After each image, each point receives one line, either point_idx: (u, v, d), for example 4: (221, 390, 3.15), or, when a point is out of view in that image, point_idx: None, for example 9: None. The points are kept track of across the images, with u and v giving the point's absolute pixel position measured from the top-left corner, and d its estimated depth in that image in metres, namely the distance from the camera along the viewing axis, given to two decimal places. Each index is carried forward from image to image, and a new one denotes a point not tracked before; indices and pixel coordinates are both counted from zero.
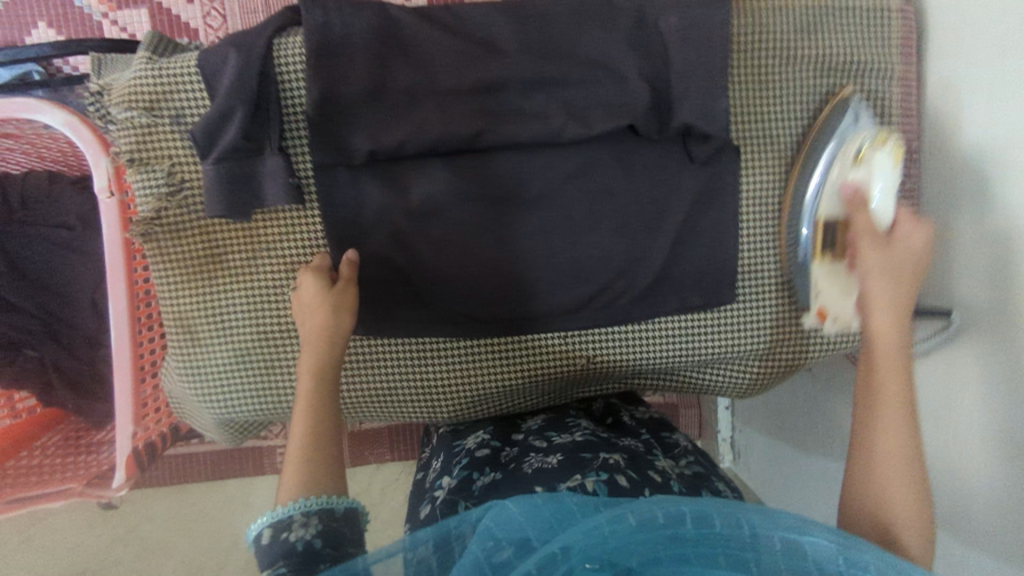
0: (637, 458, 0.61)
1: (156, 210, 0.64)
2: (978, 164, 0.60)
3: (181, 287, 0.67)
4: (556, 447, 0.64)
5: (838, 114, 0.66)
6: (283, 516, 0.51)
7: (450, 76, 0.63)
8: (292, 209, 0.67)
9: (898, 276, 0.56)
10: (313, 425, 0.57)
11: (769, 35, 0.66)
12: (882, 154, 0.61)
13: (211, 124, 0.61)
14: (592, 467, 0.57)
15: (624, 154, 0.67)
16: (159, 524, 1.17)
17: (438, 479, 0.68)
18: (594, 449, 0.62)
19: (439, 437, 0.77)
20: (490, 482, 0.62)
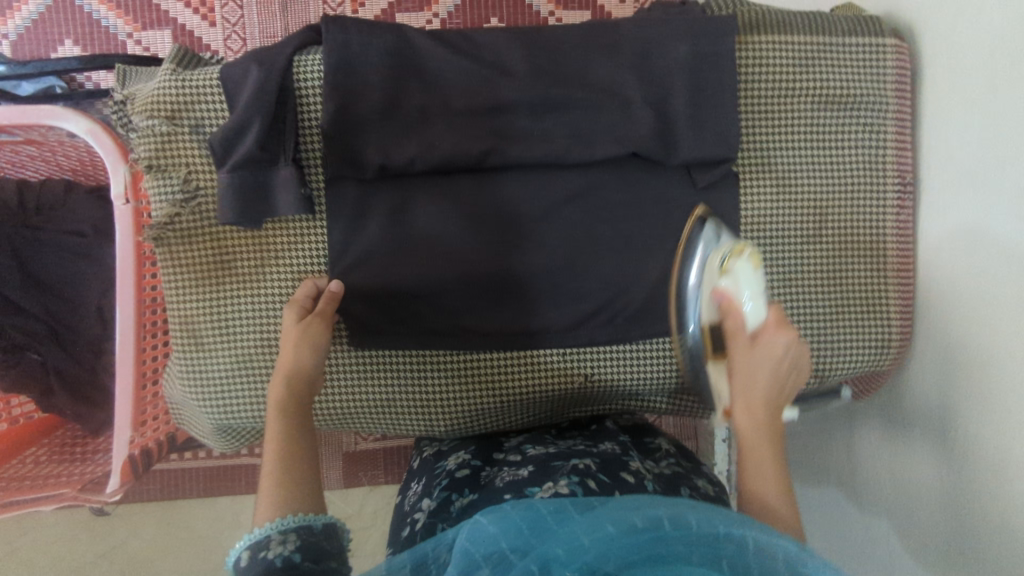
0: (610, 460, 0.63)
1: (170, 215, 0.66)
2: (972, 192, 0.60)
3: (189, 292, 0.68)
4: (529, 459, 0.66)
5: (697, 229, 0.67)
6: (261, 535, 0.50)
7: (462, 97, 0.65)
8: (302, 218, 0.68)
9: (756, 377, 0.55)
10: (286, 443, 0.58)
11: (768, 66, 0.67)
12: (746, 263, 0.61)
13: (229, 134, 0.63)
14: (562, 473, 0.60)
15: (627, 177, 0.69)
16: (148, 539, 1.16)
17: (419, 501, 0.67)
18: (563, 457, 0.64)
19: (420, 461, 0.76)
20: (468, 500, 0.62)
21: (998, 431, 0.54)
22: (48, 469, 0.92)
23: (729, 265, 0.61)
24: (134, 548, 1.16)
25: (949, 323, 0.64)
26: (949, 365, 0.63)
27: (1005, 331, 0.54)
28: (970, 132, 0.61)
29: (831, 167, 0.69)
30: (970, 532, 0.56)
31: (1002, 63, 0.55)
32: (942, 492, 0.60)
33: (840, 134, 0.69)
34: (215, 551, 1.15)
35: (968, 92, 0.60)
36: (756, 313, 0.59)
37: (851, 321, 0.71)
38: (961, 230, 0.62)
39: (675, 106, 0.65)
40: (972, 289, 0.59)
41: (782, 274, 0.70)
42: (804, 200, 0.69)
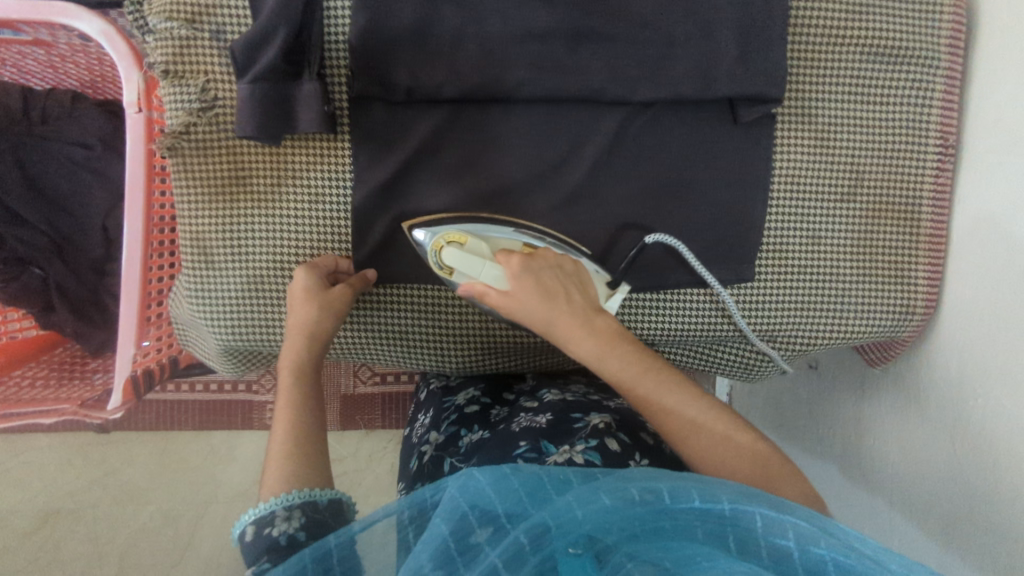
0: (627, 419, 0.63)
1: (186, 123, 0.63)
2: (1014, 158, 0.58)
3: (203, 206, 0.65)
4: (547, 406, 0.65)
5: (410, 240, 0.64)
6: (266, 511, 0.50)
7: (498, 21, 0.62)
8: (322, 137, 0.65)
9: (542, 301, 0.57)
10: (296, 407, 0.59)
11: (822, 12, 0.64)
12: (450, 251, 0.59)
13: (252, 42, 0.60)
14: (582, 433, 0.58)
15: (662, 120, 0.66)
16: (142, 468, 1.16)
17: (426, 433, 0.69)
18: (583, 410, 0.63)
19: (427, 393, 0.77)
20: (477, 440, 0.63)
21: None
22: (46, 387, 0.91)
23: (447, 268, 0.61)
24: (128, 476, 1.15)
25: (979, 295, 0.62)
26: (977, 339, 0.61)
27: None
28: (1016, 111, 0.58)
29: (873, 123, 0.67)
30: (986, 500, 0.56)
31: None
32: (957, 464, 0.60)
33: (886, 88, 0.66)
34: (207, 486, 1.15)
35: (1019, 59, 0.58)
36: (494, 277, 0.58)
37: (877, 285, 0.69)
38: (1001, 194, 0.60)
39: (720, 46, 0.63)
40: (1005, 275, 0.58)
41: (811, 232, 0.68)
42: (841, 156, 0.67)
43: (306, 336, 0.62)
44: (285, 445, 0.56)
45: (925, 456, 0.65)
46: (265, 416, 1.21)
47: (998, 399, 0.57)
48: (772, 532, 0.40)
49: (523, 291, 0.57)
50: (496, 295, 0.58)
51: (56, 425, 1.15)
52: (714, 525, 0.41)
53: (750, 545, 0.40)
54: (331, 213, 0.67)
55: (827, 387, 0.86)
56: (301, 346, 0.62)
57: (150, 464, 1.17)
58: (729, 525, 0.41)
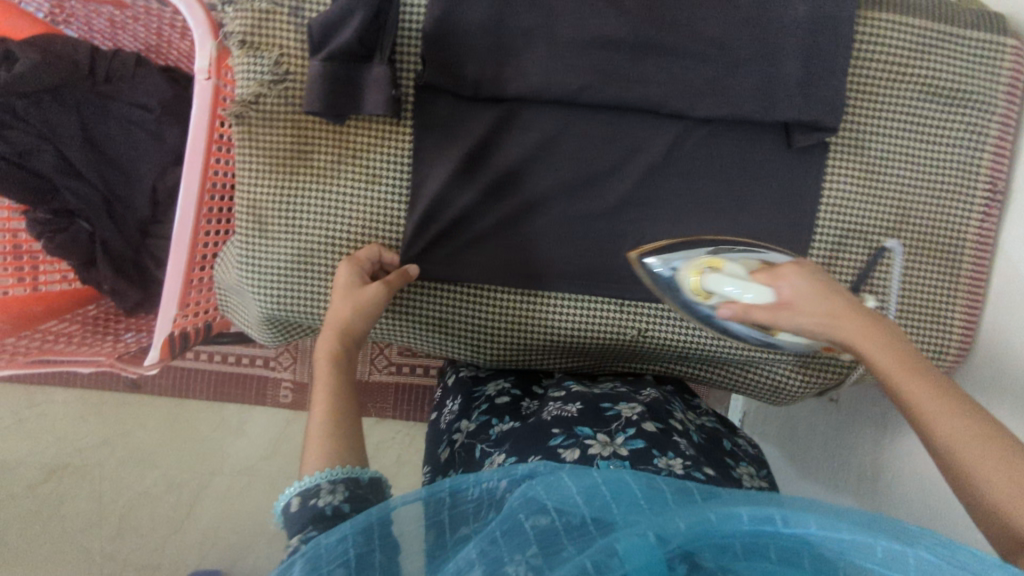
0: (656, 408, 0.65)
1: (256, 94, 0.65)
2: None
3: (262, 175, 0.67)
4: (575, 395, 0.67)
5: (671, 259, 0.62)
6: (312, 484, 0.51)
7: (569, 25, 0.64)
8: (386, 120, 0.67)
9: (816, 307, 0.52)
10: (336, 380, 0.59)
11: (885, 48, 0.66)
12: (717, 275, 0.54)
13: (330, 21, 0.62)
14: (617, 423, 0.60)
15: (716, 137, 0.68)
16: (153, 433, 1.18)
17: (455, 421, 0.69)
18: (612, 399, 0.65)
19: (454, 379, 0.77)
20: (509, 429, 0.64)
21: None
22: (77, 340, 0.92)
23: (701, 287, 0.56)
24: (138, 439, 1.17)
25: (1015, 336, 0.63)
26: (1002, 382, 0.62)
27: None
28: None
29: (926, 161, 0.68)
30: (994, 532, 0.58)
31: None
32: None
33: (943, 128, 0.67)
34: (216, 457, 1.16)
35: None
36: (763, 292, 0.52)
37: (915, 321, 0.70)
38: None
39: (781, 72, 0.64)
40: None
41: (852, 262, 0.69)
42: (890, 191, 0.68)
43: (345, 332, 0.62)
44: (325, 424, 0.56)
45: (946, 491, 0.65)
46: (278, 395, 1.21)
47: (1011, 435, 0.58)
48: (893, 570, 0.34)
49: (800, 301, 0.52)
50: (758, 309, 0.52)
51: (87, 373, 1.17)
52: (821, 556, 0.36)
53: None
54: (385, 194, 0.68)
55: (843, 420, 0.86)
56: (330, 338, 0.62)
57: (163, 429, 1.18)
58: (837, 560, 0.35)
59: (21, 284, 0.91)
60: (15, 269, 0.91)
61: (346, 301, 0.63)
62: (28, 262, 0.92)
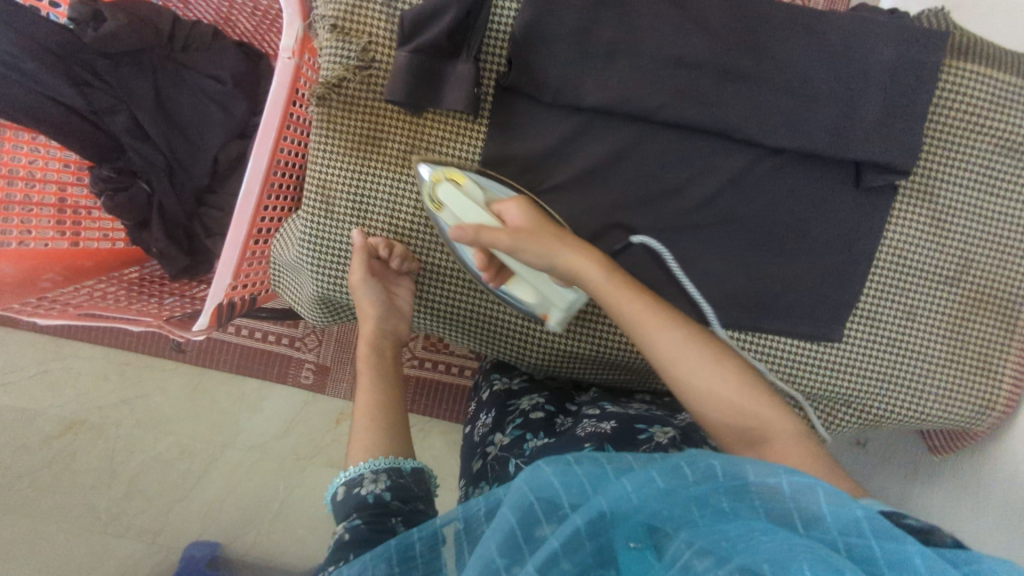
0: (690, 433, 0.65)
1: (340, 77, 0.66)
2: None
3: (335, 157, 0.68)
4: (610, 414, 0.68)
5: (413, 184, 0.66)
6: (356, 472, 0.53)
7: (654, 43, 0.65)
8: (463, 117, 0.68)
9: (549, 250, 0.59)
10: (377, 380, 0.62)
11: (969, 98, 0.65)
12: (451, 191, 0.62)
13: (423, 14, 0.63)
14: (645, 446, 0.61)
15: (785, 168, 0.68)
16: (173, 397, 1.18)
17: (489, 434, 0.71)
18: (647, 420, 0.66)
19: (489, 393, 0.78)
20: (543, 445, 0.64)
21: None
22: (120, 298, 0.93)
23: (438, 199, 0.63)
24: (158, 403, 1.17)
25: None
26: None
27: None
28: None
29: (994, 216, 0.67)
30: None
31: None
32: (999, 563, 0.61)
33: (1014, 184, 0.67)
34: (233, 429, 1.17)
35: None
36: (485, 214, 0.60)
37: (965, 373, 0.70)
38: None
39: (860, 111, 0.64)
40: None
41: (909, 307, 0.69)
42: (954, 242, 0.68)
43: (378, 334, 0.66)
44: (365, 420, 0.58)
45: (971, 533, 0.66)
46: (300, 375, 1.20)
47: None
48: (846, 532, 0.39)
49: (528, 225, 0.59)
50: (489, 231, 0.58)
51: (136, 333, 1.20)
52: (771, 506, 0.41)
53: (818, 529, 0.40)
54: None
55: (872, 465, 0.85)
56: (363, 343, 0.65)
57: (184, 397, 1.19)
58: (788, 504, 0.41)
59: (64, 235, 0.91)
60: (67, 219, 0.91)
61: (373, 313, 0.66)
62: (81, 214, 0.93)
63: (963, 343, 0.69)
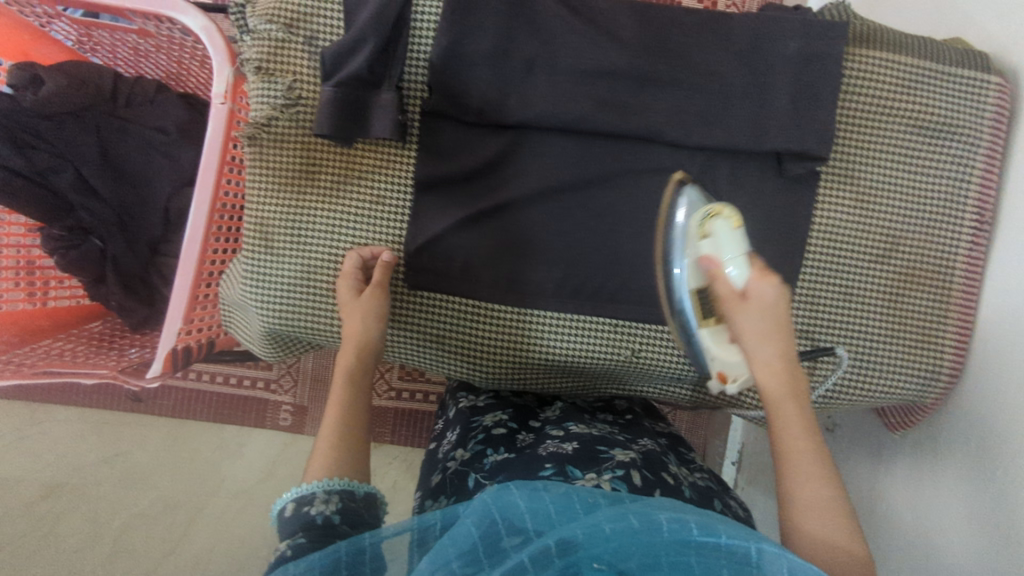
0: (652, 458, 0.66)
1: (269, 116, 0.68)
2: None
3: (270, 193, 0.69)
4: (573, 435, 0.68)
5: (675, 196, 0.64)
6: (308, 491, 0.52)
7: (570, 56, 0.67)
8: (392, 145, 0.69)
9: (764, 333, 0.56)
10: (348, 402, 0.61)
11: (876, 83, 0.68)
12: (721, 224, 0.59)
13: (342, 49, 0.66)
14: (607, 463, 0.61)
15: (712, 165, 0.69)
16: (151, 453, 1.19)
17: (451, 450, 0.71)
18: (609, 443, 0.66)
19: (455, 411, 0.79)
20: (503, 459, 0.65)
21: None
22: (86, 349, 0.93)
23: (707, 227, 0.59)
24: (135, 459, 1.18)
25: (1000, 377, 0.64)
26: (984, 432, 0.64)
27: None
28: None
29: (916, 192, 0.69)
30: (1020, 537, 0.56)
31: None
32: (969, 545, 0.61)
33: (932, 160, 0.69)
34: (214, 479, 1.19)
35: None
36: (741, 276, 0.57)
37: (905, 347, 0.71)
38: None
39: (773, 104, 0.67)
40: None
41: (843, 289, 0.71)
42: (881, 220, 0.70)
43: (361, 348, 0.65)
44: (334, 437, 0.58)
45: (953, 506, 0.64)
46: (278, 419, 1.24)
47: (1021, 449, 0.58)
48: None
49: (756, 300, 0.56)
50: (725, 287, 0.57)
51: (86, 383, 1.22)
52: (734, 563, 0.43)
53: None
54: (387, 215, 0.70)
55: (842, 450, 0.85)
56: (353, 353, 0.64)
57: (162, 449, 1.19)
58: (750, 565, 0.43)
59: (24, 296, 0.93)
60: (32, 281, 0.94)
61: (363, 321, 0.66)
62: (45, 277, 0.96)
63: (897, 319, 0.71)
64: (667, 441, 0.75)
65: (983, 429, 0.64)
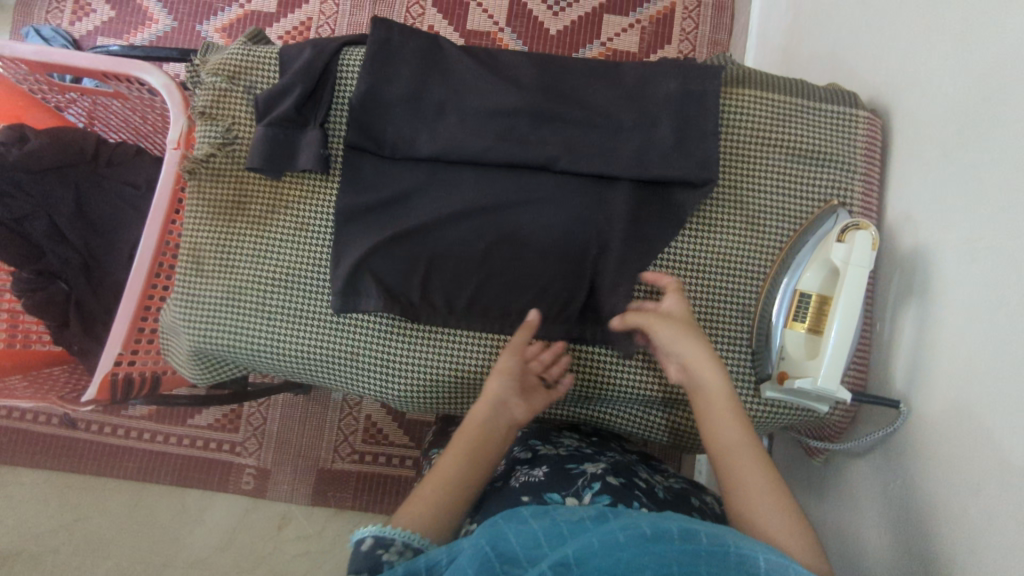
0: (620, 464, 0.69)
1: (207, 153, 0.76)
2: (927, 279, 0.64)
3: (206, 222, 0.77)
4: (540, 458, 0.70)
5: (826, 215, 0.71)
6: (389, 535, 0.56)
7: (475, 97, 0.74)
8: (317, 176, 0.77)
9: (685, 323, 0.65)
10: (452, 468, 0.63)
11: (752, 119, 0.76)
12: (863, 236, 0.63)
13: (274, 93, 0.75)
14: (582, 479, 0.64)
15: (613, 191, 0.74)
16: (112, 519, 1.21)
17: None
18: (577, 458, 0.69)
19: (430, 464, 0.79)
20: (479, 497, 0.67)
21: (1006, 431, 0.51)
22: (42, 388, 0.98)
23: (846, 236, 0.65)
24: (96, 524, 1.20)
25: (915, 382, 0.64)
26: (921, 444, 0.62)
27: (973, 406, 0.55)
28: (1009, 127, 0.55)
29: (804, 215, 0.74)
30: (967, 553, 0.53)
31: (970, 135, 0.60)
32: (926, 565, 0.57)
33: (813, 184, 0.75)
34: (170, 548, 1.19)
35: (938, 169, 0.65)
36: (812, 283, 0.68)
37: None
38: (926, 309, 0.64)
39: (658, 135, 0.73)
40: (990, 290, 0.55)
41: (744, 310, 0.74)
42: (772, 241, 0.74)
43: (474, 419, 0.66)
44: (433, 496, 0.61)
45: (915, 538, 0.59)
46: (240, 481, 1.22)
47: (961, 451, 0.56)
48: None
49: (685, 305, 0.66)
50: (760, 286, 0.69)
51: (39, 428, 1.22)
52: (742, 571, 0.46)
53: None
54: (311, 239, 0.76)
55: (806, 490, 0.82)
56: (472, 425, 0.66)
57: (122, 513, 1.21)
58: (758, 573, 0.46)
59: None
60: (7, 326, 1.01)
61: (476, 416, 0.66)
62: (18, 322, 1.02)
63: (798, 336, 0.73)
64: (638, 456, 0.78)
65: (929, 446, 0.61)
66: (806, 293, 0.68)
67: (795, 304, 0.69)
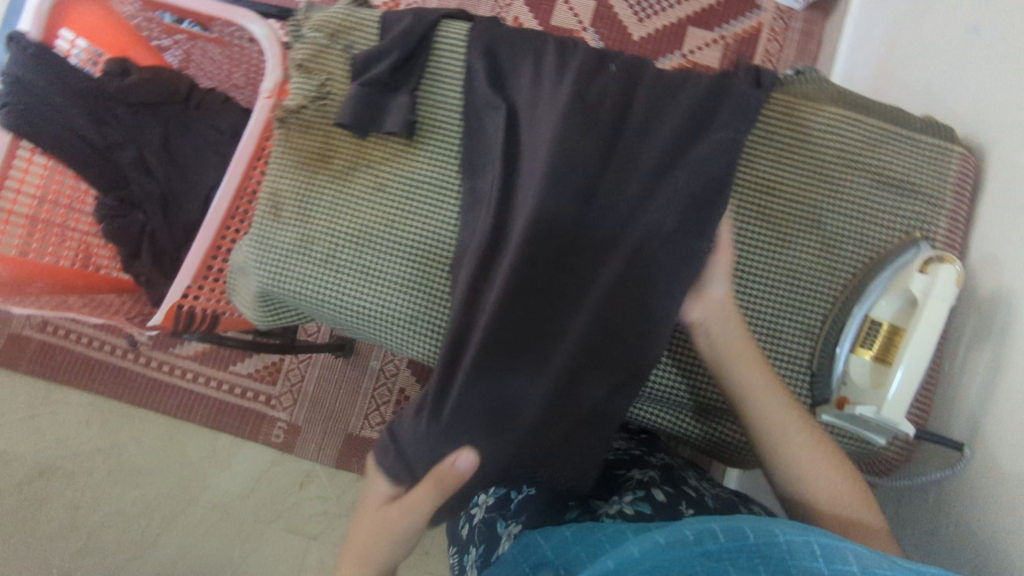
0: (670, 471, 0.70)
1: (300, 105, 0.79)
2: (1006, 322, 0.62)
3: (290, 170, 0.80)
4: (590, 464, 0.75)
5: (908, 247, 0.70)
6: None
7: (563, 83, 0.75)
8: (401, 141, 0.78)
9: None
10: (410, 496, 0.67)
11: (840, 139, 0.75)
12: (948, 270, 0.61)
13: (372, 55, 0.77)
14: (627, 489, 0.68)
15: None
16: (146, 451, 1.25)
17: (478, 499, 0.77)
18: (626, 465, 0.73)
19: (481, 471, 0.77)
20: (527, 498, 0.71)
21: None
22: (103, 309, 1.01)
23: (928, 268, 0.63)
24: (131, 453, 1.25)
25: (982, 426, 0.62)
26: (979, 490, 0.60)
27: None
28: None
29: (883, 243, 0.73)
30: None
31: None
32: None
33: (896, 215, 0.73)
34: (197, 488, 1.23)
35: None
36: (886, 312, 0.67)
37: None
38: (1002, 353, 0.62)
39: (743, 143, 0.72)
40: None
41: (808, 332, 0.73)
42: (846, 265, 0.73)
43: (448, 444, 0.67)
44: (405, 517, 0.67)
45: None
46: (270, 435, 1.24)
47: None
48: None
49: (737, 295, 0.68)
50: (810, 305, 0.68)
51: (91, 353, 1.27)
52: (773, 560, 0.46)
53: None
54: (385, 200, 0.78)
55: None
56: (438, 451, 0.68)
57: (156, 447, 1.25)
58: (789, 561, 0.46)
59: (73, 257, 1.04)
60: (79, 251, 1.05)
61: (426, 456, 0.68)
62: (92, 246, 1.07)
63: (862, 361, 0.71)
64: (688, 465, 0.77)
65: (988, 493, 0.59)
66: (878, 320, 0.67)
67: (864, 330, 0.68)
